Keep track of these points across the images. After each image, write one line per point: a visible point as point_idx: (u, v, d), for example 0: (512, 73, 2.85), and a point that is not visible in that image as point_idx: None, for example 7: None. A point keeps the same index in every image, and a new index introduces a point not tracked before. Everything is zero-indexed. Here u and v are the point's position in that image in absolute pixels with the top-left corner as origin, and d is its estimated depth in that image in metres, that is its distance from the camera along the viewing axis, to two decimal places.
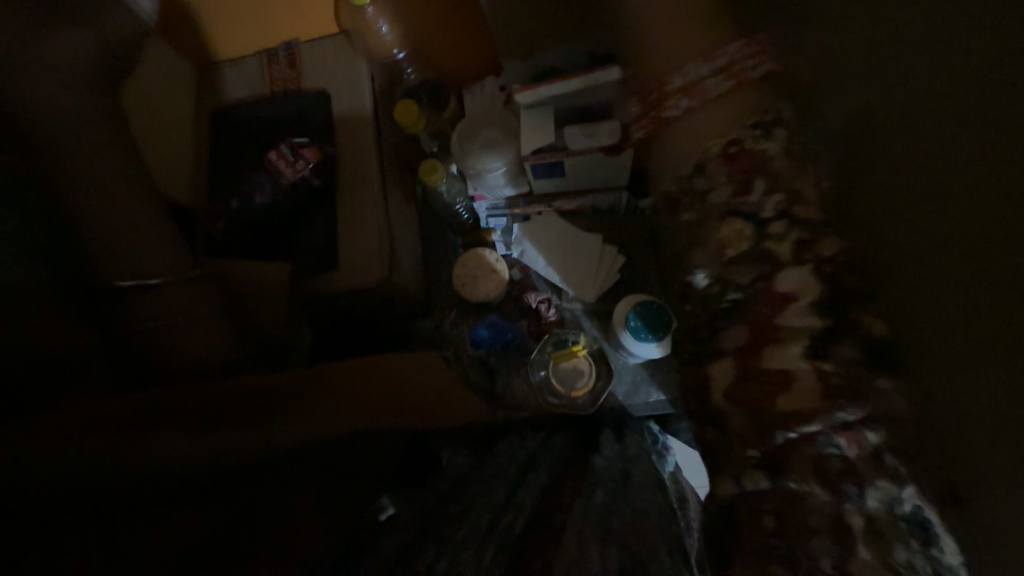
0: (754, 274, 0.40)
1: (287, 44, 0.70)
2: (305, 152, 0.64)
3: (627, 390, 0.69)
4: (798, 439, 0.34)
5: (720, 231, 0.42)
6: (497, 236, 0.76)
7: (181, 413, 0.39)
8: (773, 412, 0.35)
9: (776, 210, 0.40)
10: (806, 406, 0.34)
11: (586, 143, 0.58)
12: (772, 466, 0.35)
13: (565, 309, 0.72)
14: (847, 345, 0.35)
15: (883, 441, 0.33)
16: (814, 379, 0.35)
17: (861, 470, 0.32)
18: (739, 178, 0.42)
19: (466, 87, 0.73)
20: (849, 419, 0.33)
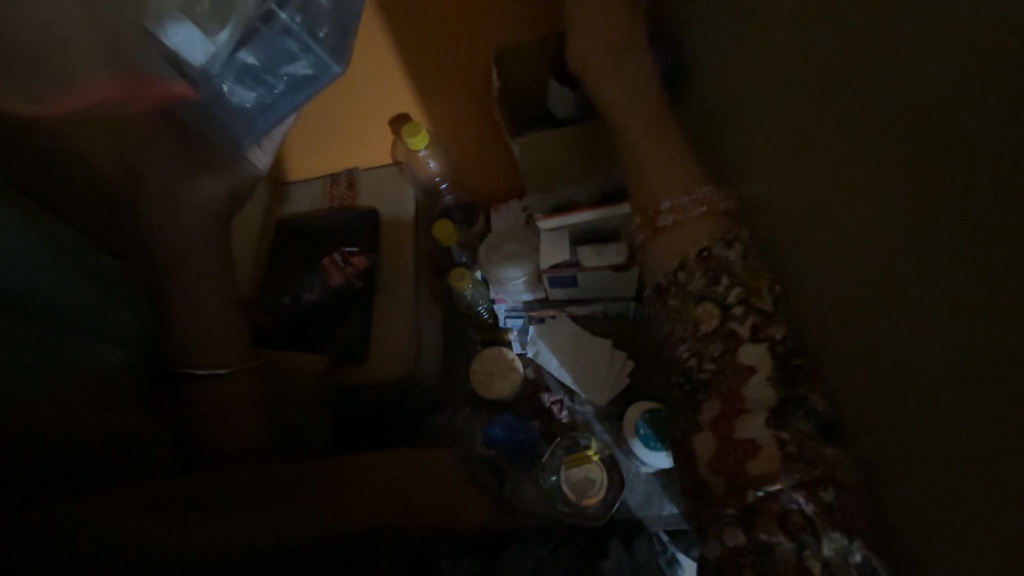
0: (720, 350, 0.44)
1: (349, 171, 0.84)
2: (354, 259, 0.74)
3: (640, 501, 0.69)
4: (762, 496, 0.39)
5: (694, 313, 0.46)
6: (514, 335, 0.83)
7: (226, 494, 0.42)
8: (744, 475, 0.39)
9: (739, 299, 0.44)
10: (770, 470, 0.39)
11: (597, 262, 0.66)
12: (744, 520, 0.39)
13: (577, 411, 0.75)
14: (802, 420, 0.40)
15: (836, 499, 0.37)
16: (774, 449, 0.39)
17: (817, 522, 0.37)
18: (711, 270, 0.46)
19: (494, 207, 0.85)
20: (807, 483, 0.38)
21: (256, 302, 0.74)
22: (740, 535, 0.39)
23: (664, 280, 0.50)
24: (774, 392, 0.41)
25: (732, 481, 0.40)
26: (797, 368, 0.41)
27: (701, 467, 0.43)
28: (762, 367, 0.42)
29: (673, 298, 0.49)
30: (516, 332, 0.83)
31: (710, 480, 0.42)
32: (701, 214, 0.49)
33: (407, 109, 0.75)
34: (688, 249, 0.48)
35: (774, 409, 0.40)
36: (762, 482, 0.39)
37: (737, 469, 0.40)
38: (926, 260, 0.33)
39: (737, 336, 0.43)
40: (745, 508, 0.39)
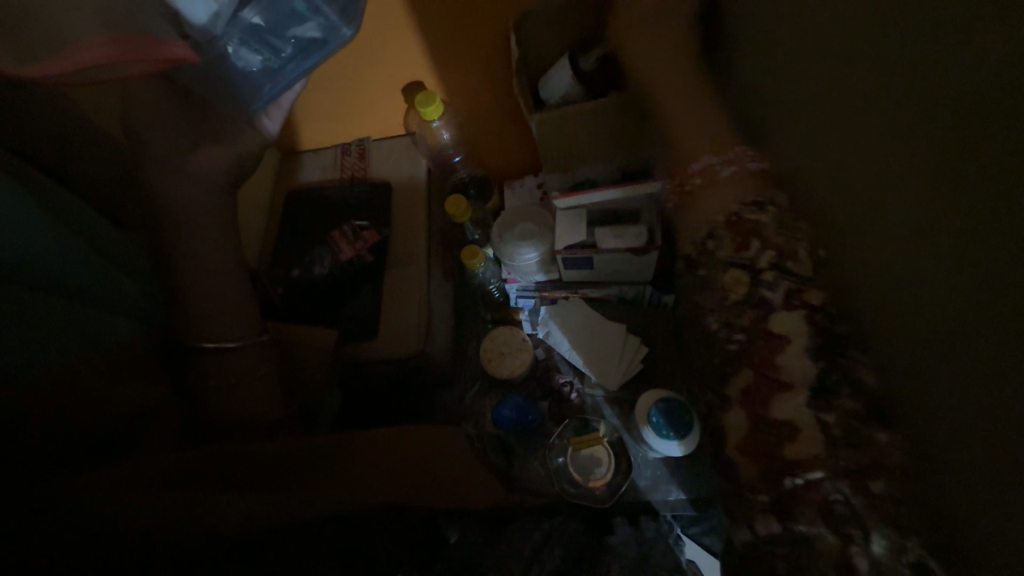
0: (749, 316, 0.47)
1: (360, 141, 0.82)
2: (365, 234, 0.72)
3: (648, 485, 0.68)
4: (800, 483, 0.40)
5: (723, 281, 0.50)
6: (524, 315, 0.81)
7: (236, 469, 0.44)
8: (779, 459, 0.42)
9: (770, 262, 0.47)
10: (807, 453, 0.41)
11: (615, 243, 0.64)
12: (780, 509, 0.40)
13: (587, 395, 0.74)
14: (847, 398, 0.42)
15: (885, 490, 0.38)
16: (814, 431, 0.41)
17: (863, 517, 0.38)
18: (739, 239, 0.50)
19: (507, 182, 0.83)
20: (851, 466, 0.39)
21: (268, 275, 0.74)
22: (776, 523, 0.40)
23: (695, 250, 0.54)
24: (812, 362, 0.43)
25: (764, 465, 0.42)
26: (837, 333, 0.44)
27: (731, 450, 0.45)
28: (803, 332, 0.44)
29: (705, 267, 0.52)
30: (526, 312, 0.82)
31: (737, 461, 0.44)
32: (726, 183, 0.54)
33: (422, 77, 0.72)
34: (717, 216, 0.52)
35: (813, 384, 0.43)
36: (798, 462, 0.41)
37: (774, 449, 0.42)
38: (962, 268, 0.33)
39: (770, 303, 0.46)
40: (779, 499, 0.41)
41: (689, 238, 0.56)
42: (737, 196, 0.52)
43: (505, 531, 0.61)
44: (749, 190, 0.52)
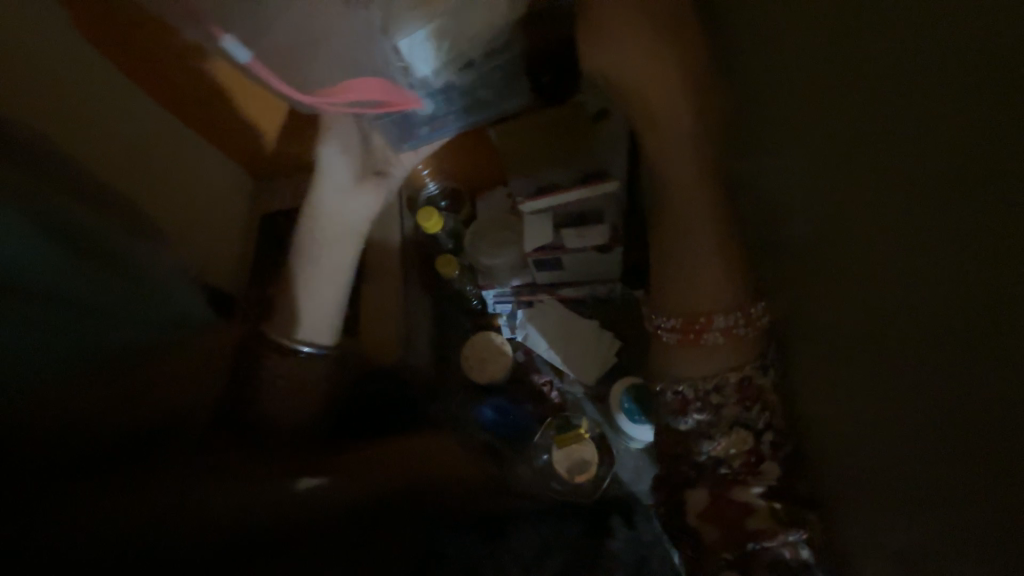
0: (731, 425, 0.50)
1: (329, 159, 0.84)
2: None
3: (631, 475, 0.71)
4: (758, 549, 0.46)
5: (718, 385, 0.51)
6: (502, 320, 0.82)
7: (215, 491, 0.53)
8: (741, 530, 0.47)
9: (752, 386, 0.50)
10: (767, 529, 0.46)
11: (580, 243, 0.67)
12: (741, 563, 0.46)
13: (567, 392, 0.77)
14: (784, 501, 0.47)
15: (812, 558, 0.45)
16: (766, 515, 0.47)
17: (800, 573, 0.44)
18: (734, 341, 0.51)
19: (478, 194, 0.85)
20: (794, 539, 0.45)
21: (246, 296, 0.76)
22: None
23: (689, 392, 0.52)
24: (773, 479, 0.48)
25: (727, 530, 0.48)
26: (785, 455, 0.49)
27: (692, 517, 0.50)
28: (774, 473, 0.49)
29: (697, 351, 0.52)
30: (504, 317, 0.83)
31: (702, 528, 0.49)
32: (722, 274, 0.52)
33: None
34: (709, 318, 0.51)
35: (771, 489, 0.48)
36: (759, 535, 0.46)
37: (733, 525, 0.47)
38: (966, 246, 0.35)
39: (751, 422, 0.50)
40: (740, 558, 0.46)
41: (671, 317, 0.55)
42: (728, 367, 0.51)
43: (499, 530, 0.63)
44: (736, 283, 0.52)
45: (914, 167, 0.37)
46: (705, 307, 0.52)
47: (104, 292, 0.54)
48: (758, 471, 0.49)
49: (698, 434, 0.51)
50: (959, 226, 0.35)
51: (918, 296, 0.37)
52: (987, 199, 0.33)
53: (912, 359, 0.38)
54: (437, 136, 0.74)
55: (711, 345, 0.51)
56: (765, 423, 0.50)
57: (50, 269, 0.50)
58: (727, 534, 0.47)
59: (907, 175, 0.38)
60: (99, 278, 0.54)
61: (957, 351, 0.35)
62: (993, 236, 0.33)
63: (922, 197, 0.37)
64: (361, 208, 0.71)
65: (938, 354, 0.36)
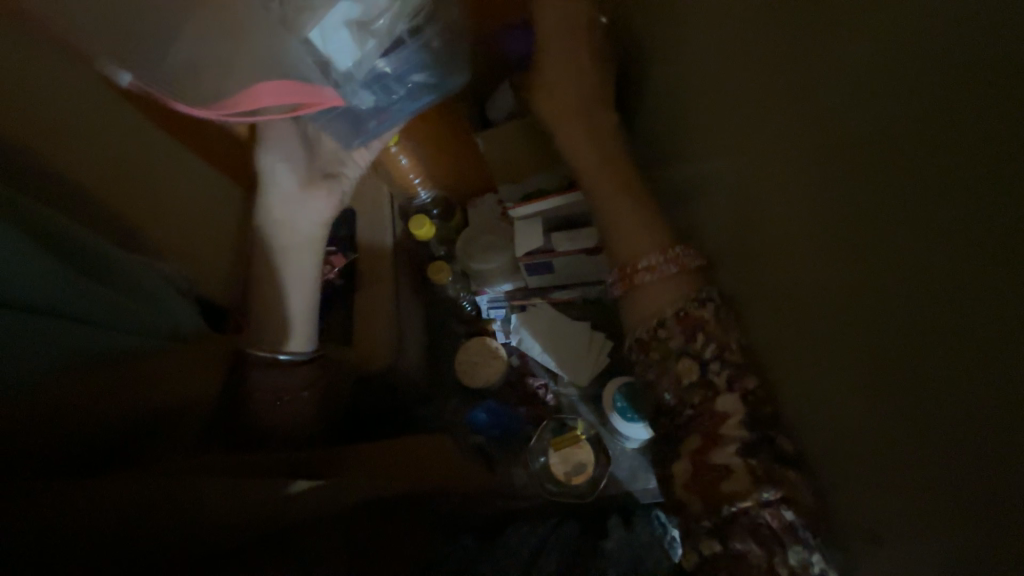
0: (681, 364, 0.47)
1: None
2: (333, 259, 0.78)
3: (628, 475, 0.72)
4: (736, 513, 0.41)
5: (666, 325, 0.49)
6: (497, 325, 0.83)
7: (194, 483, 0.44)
8: (718, 493, 0.42)
9: (693, 321, 0.48)
10: (741, 487, 0.41)
11: (572, 245, 0.68)
12: (721, 532, 0.42)
13: (563, 394, 0.77)
14: (768, 450, 0.42)
15: (799, 517, 0.39)
16: (743, 473, 0.42)
17: (783, 538, 0.39)
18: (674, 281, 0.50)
19: (470, 202, 0.85)
20: (771, 497, 0.40)
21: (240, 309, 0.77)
22: (717, 544, 0.42)
23: (644, 336, 0.51)
24: (746, 431, 0.43)
25: (707, 496, 0.43)
26: (762, 412, 0.44)
27: (679, 488, 0.46)
28: (737, 413, 0.44)
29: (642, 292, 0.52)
30: (497, 323, 0.83)
31: (686, 498, 0.45)
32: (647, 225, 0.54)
33: None
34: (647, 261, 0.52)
35: (742, 439, 0.43)
36: (732, 498, 0.41)
37: (711, 486, 0.43)
38: (952, 184, 0.29)
39: (698, 356, 0.46)
40: (721, 523, 0.42)
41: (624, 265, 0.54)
42: (670, 294, 0.50)
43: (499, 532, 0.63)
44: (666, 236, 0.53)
45: (880, 106, 0.33)
46: (638, 256, 0.53)
47: (96, 304, 0.47)
48: (724, 416, 0.44)
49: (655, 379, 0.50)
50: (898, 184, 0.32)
51: (867, 267, 0.34)
52: (930, 153, 0.30)
53: (861, 335, 0.34)
54: (386, 129, 0.71)
55: (650, 277, 0.51)
56: (712, 347, 0.46)
57: (34, 295, 0.41)
58: (703, 499, 0.43)
59: (884, 110, 0.33)
60: (83, 288, 0.45)
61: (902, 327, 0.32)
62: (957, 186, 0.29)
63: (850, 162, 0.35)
64: (313, 209, 0.70)
65: (883, 329, 0.33)
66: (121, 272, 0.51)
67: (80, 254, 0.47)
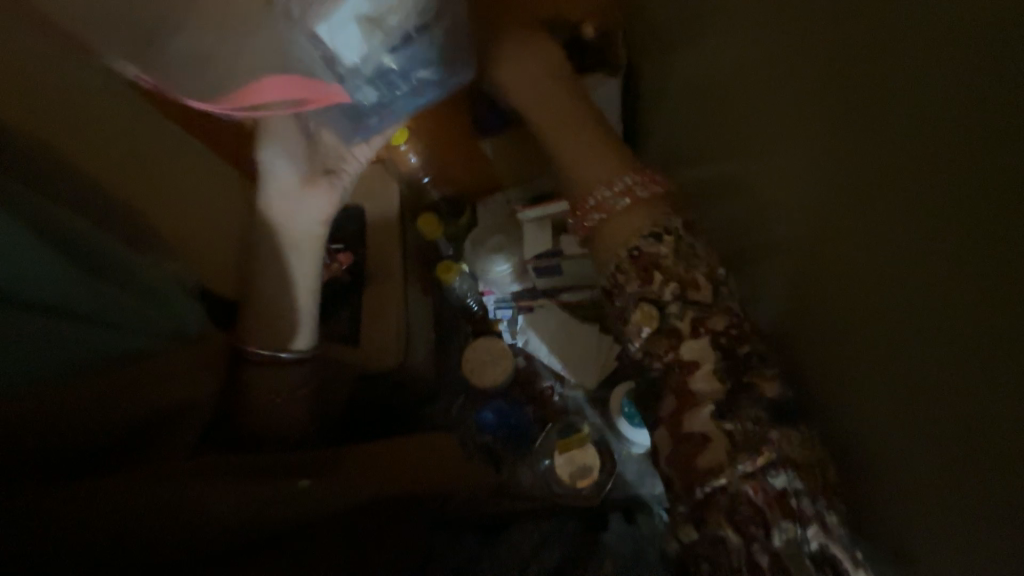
0: (658, 328, 0.51)
1: None
2: (339, 255, 0.77)
3: (635, 476, 0.71)
4: (713, 490, 0.45)
5: (633, 311, 0.52)
6: (503, 325, 0.83)
7: (150, 508, 0.40)
8: (698, 470, 0.46)
9: (671, 293, 0.50)
10: (719, 461, 0.45)
11: (578, 249, 0.68)
12: (698, 517, 0.45)
13: (569, 397, 0.77)
14: (752, 409, 0.47)
15: (787, 484, 0.44)
16: (723, 442, 0.46)
17: (768, 516, 0.43)
18: (644, 251, 0.52)
19: (479, 201, 0.85)
20: (749, 469, 0.44)
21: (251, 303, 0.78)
22: (694, 529, 0.45)
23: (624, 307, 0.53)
24: (723, 393, 0.48)
25: (686, 472, 0.47)
26: (750, 369, 0.48)
27: (663, 466, 0.49)
28: (714, 390, 0.48)
29: (627, 272, 0.53)
30: (505, 323, 0.83)
31: (671, 476, 0.49)
32: (625, 212, 0.55)
33: None
34: (622, 252, 0.53)
35: (721, 403, 0.47)
36: (710, 475, 0.45)
37: (692, 464, 0.47)
38: (1017, 187, 0.31)
39: (678, 328, 0.50)
40: (698, 505, 0.46)
41: (600, 250, 0.56)
42: (635, 231, 0.53)
43: (505, 532, 0.63)
44: (656, 214, 0.53)
45: (928, 115, 0.37)
46: (626, 241, 0.53)
47: (91, 295, 0.46)
48: (702, 385, 0.48)
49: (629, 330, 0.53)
50: (949, 184, 0.36)
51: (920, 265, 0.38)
52: (1003, 154, 0.32)
53: (912, 324, 0.39)
54: (388, 126, 0.66)
55: (620, 216, 0.54)
56: (673, 294, 0.50)
57: (37, 295, 0.42)
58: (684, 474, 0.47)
59: (928, 120, 0.37)
60: (89, 289, 0.46)
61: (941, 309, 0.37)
62: (993, 190, 0.33)
63: (930, 159, 0.37)
64: (312, 210, 0.66)
65: (923, 312, 0.38)
66: (135, 274, 0.51)
67: (92, 255, 0.47)
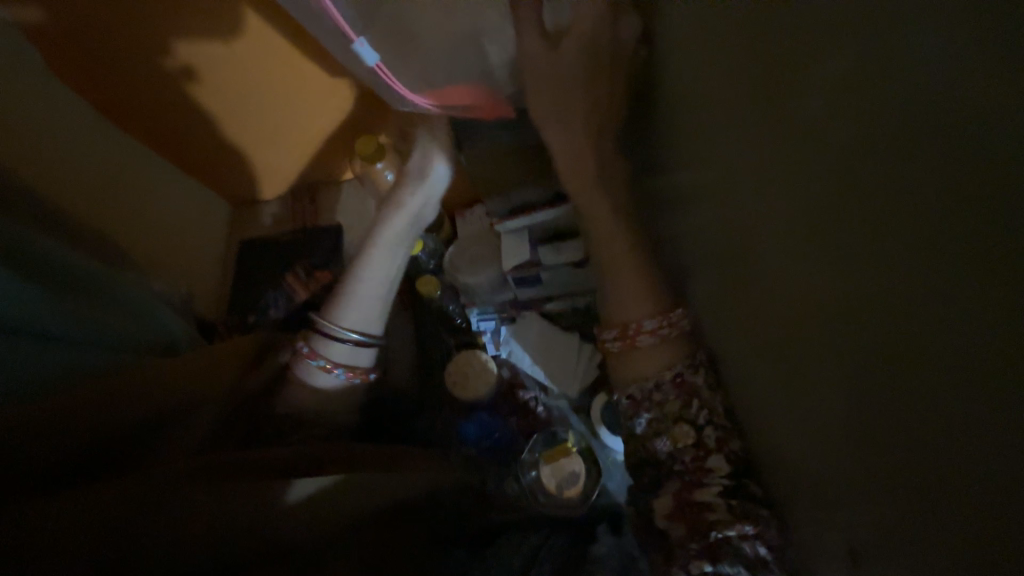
0: (675, 402, 0.47)
1: (310, 188, 0.91)
2: (317, 274, 0.77)
3: (619, 483, 0.73)
4: (721, 540, 0.40)
5: (659, 376, 0.48)
6: (486, 337, 0.85)
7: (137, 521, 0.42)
8: (704, 518, 0.42)
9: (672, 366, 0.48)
10: (721, 517, 0.41)
11: (556, 258, 0.68)
12: (710, 554, 0.40)
13: (553, 405, 0.78)
14: (752, 487, 0.43)
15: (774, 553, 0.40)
16: (725, 508, 0.42)
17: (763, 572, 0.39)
18: (660, 325, 0.50)
19: (459, 214, 0.86)
20: (750, 532, 0.40)
21: (228, 325, 0.77)
22: (708, 566, 0.40)
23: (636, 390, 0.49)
24: (729, 476, 0.43)
25: (691, 526, 0.43)
26: (735, 452, 0.44)
27: (661, 518, 0.45)
28: (722, 466, 0.44)
29: (635, 338, 0.50)
30: (489, 335, 0.85)
31: (669, 527, 0.44)
32: (637, 270, 0.53)
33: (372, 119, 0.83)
34: (654, 314, 0.50)
35: (726, 479, 0.43)
36: (718, 525, 0.41)
37: (696, 516, 0.42)
38: None
39: (693, 397, 0.46)
40: (708, 541, 0.41)
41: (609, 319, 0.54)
42: (665, 368, 0.48)
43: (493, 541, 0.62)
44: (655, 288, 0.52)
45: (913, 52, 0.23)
46: (632, 312, 0.52)
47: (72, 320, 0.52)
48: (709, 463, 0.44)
49: (650, 432, 0.48)
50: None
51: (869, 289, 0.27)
52: None
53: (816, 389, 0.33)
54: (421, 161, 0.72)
55: (650, 348, 0.50)
56: (705, 418, 0.45)
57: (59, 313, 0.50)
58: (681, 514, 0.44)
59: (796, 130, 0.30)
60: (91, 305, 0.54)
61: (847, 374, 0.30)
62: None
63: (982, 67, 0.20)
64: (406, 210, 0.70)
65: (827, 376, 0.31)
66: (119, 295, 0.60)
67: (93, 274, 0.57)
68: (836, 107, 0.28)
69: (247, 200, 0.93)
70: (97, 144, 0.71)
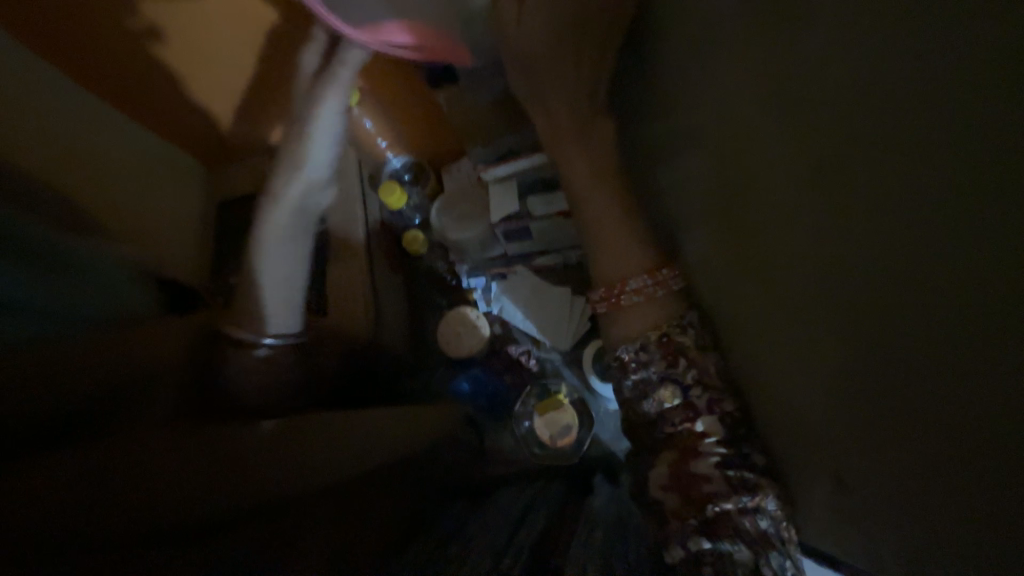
0: (660, 367, 0.46)
1: (287, 142, 0.87)
2: None
3: (613, 432, 0.72)
4: (720, 514, 0.39)
5: (647, 338, 0.47)
6: (477, 294, 0.82)
7: (104, 493, 0.34)
8: (699, 488, 0.41)
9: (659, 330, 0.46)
10: (717, 488, 0.40)
11: (545, 209, 0.66)
12: (708, 530, 0.39)
13: (547, 360, 0.77)
14: (750, 451, 0.42)
15: (777, 515, 0.39)
16: (722, 478, 0.41)
17: (760, 542, 0.38)
18: (648, 287, 0.48)
19: (444, 168, 0.82)
20: (749, 504, 0.39)
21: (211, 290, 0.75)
22: (705, 544, 0.39)
23: (626, 354, 0.48)
24: (726, 445, 0.42)
25: (685, 496, 0.41)
26: (729, 410, 0.43)
27: (655, 490, 0.44)
28: (716, 431, 0.43)
29: (623, 300, 0.48)
30: (479, 291, 0.82)
31: (664, 497, 0.43)
32: (621, 219, 0.51)
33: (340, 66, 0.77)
34: (642, 274, 0.48)
35: (722, 443, 0.42)
36: (716, 499, 0.40)
37: (692, 485, 0.41)
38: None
39: (680, 358, 0.45)
40: (705, 520, 0.40)
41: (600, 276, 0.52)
42: (653, 328, 0.47)
43: (492, 493, 0.64)
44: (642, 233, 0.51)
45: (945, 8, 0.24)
46: (620, 272, 0.50)
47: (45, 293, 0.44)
48: (704, 433, 0.43)
49: (637, 395, 0.47)
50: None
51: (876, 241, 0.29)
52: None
53: (824, 335, 0.34)
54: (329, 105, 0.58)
55: (637, 308, 0.48)
56: (693, 377, 0.44)
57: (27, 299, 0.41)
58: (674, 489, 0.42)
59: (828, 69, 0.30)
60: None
61: (851, 311, 0.31)
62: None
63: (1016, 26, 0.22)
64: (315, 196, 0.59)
65: (832, 318, 0.33)
66: (87, 268, 0.50)
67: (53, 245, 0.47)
68: (859, 55, 0.29)
69: (221, 161, 0.89)
70: (47, 87, 0.60)
